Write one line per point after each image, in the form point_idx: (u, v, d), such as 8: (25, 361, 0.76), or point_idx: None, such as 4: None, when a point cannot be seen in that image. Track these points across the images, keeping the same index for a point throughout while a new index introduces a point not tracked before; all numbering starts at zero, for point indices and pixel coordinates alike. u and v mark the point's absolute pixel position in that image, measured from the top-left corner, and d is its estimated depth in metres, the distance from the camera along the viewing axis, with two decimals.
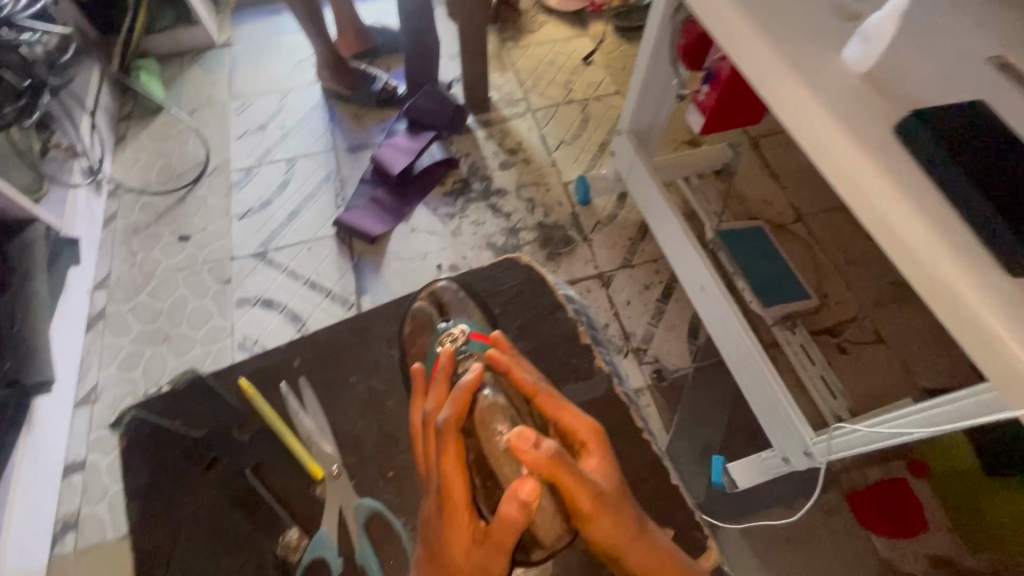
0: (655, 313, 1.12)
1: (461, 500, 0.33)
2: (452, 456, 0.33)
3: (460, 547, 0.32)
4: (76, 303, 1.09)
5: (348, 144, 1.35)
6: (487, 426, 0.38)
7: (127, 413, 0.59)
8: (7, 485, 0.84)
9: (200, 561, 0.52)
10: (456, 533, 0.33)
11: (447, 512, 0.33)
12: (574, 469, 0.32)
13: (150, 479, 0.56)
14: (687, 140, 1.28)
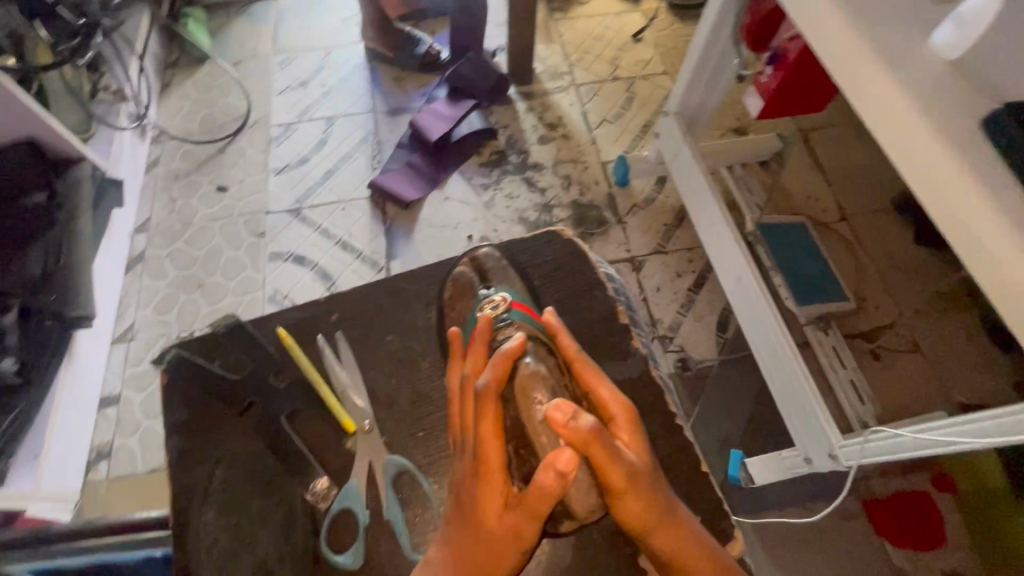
0: (685, 302, 1.10)
1: (497, 464, 0.36)
2: (491, 421, 0.36)
3: (494, 507, 0.36)
4: (117, 243, 1.12)
5: (388, 106, 1.34)
6: (527, 394, 0.40)
7: (168, 351, 0.59)
8: (49, 412, 0.87)
9: (233, 502, 0.53)
10: (491, 495, 0.36)
11: (482, 473, 0.36)
12: (607, 445, 0.34)
13: (186, 418, 0.56)
14: (735, 127, 1.23)
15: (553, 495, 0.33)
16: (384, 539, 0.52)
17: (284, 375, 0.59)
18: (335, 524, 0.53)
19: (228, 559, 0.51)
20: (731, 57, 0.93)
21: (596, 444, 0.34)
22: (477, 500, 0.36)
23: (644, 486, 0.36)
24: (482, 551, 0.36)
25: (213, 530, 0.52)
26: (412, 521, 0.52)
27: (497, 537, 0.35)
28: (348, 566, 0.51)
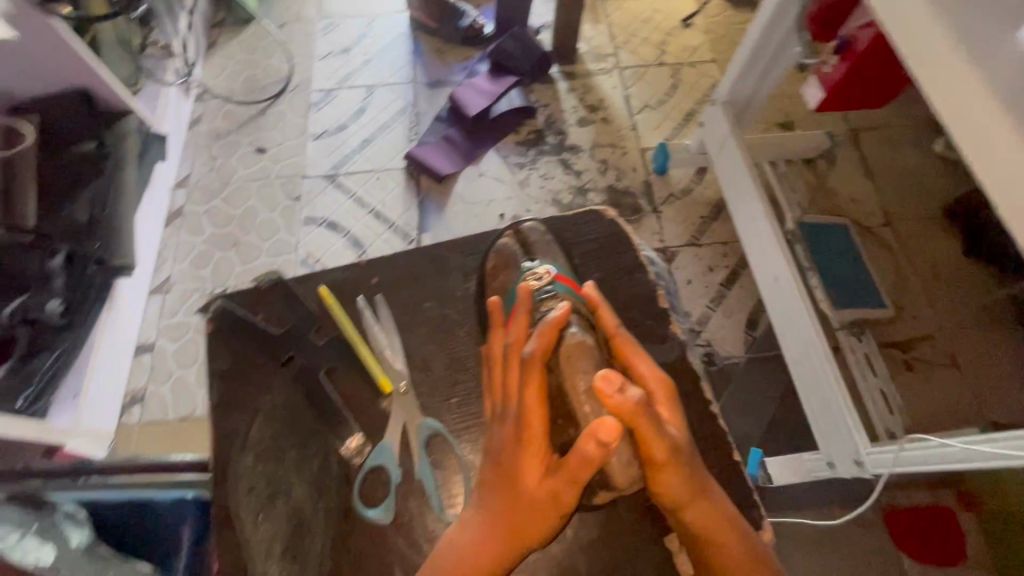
0: (715, 297, 1.09)
1: (539, 430, 0.41)
2: (534, 388, 0.42)
3: (535, 470, 0.41)
4: (158, 196, 1.15)
5: (428, 78, 1.33)
6: (572, 362, 0.45)
7: (214, 301, 0.61)
8: (89, 354, 0.90)
9: (270, 450, 0.55)
10: (533, 458, 0.41)
11: (525, 438, 0.42)
12: (646, 417, 0.40)
13: (229, 366, 0.58)
14: (781, 122, 1.19)
15: (593, 462, 0.38)
16: (413, 497, 0.53)
17: (324, 332, 0.60)
18: (367, 480, 0.54)
19: (264, 504, 0.53)
20: (791, 46, 0.89)
21: (633, 416, 0.39)
22: (519, 462, 0.42)
23: (673, 453, 0.41)
24: (523, 508, 0.41)
25: (251, 475, 0.54)
26: (443, 482, 0.54)
27: (537, 498, 0.41)
28: (379, 519, 0.52)
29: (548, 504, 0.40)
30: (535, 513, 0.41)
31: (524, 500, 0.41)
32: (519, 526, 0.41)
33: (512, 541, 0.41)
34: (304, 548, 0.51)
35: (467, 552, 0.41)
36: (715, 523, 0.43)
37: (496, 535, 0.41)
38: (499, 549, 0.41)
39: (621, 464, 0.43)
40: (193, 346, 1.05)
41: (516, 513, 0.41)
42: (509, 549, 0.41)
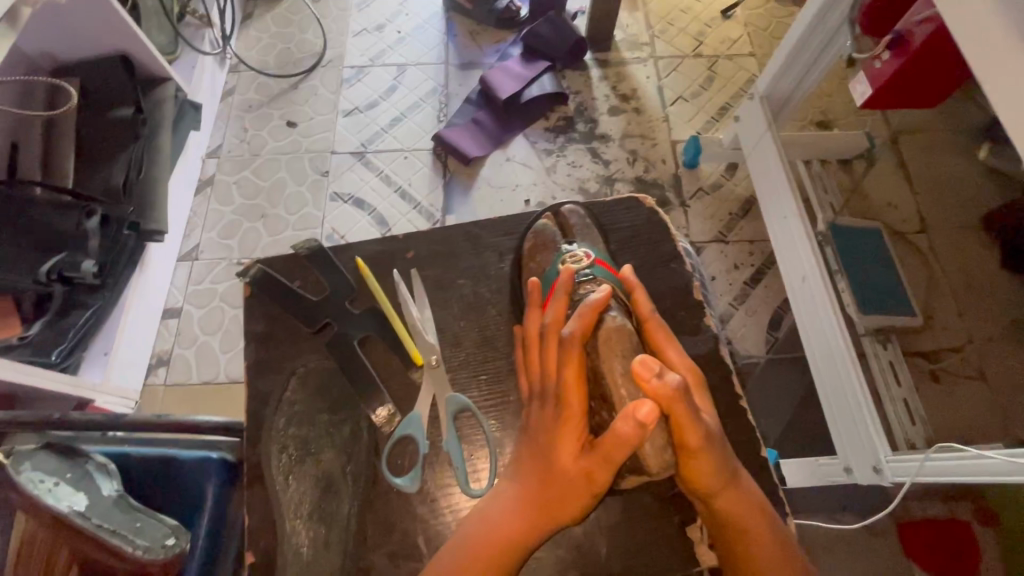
0: (739, 295, 1.07)
1: (576, 409, 0.43)
2: (573, 370, 0.43)
3: (571, 448, 0.43)
4: (190, 164, 1.16)
5: (459, 60, 1.32)
6: (610, 343, 0.46)
7: (252, 266, 0.62)
8: (119, 314, 0.92)
9: (304, 415, 0.56)
10: (569, 438, 0.43)
11: (562, 418, 0.43)
12: (683, 404, 0.41)
13: (266, 329, 0.60)
14: (817, 121, 1.16)
15: (630, 444, 0.39)
16: (439, 466, 0.55)
17: (359, 302, 0.62)
18: (395, 449, 0.55)
19: (296, 464, 0.54)
20: (840, 38, 0.85)
21: (670, 402, 0.41)
22: (555, 441, 0.44)
23: (705, 440, 0.43)
24: (558, 484, 0.43)
25: (282, 436, 0.55)
26: (468, 455, 0.55)
27: (572, 475, 0.43)
28: (407, 487, 0.53)
29: (583, 482, 0.42)
30: (570, 489, 0.43)
31: (559, 477, 0.43)
32: (553, 501, 0.43)
33: (546, 512, 0.43)
34: (331, 511, 0.53)
35: (504, 521, 0.44)
36: (737, 505, 0.46)
37: (531, 507, 0.44)
38: (533, 520, 0.43)
39: (654, 450, 0.43)
40: (219, 314, 1.07)
41: (551, 488, 0.43)
42: (542, 521, 0.43)
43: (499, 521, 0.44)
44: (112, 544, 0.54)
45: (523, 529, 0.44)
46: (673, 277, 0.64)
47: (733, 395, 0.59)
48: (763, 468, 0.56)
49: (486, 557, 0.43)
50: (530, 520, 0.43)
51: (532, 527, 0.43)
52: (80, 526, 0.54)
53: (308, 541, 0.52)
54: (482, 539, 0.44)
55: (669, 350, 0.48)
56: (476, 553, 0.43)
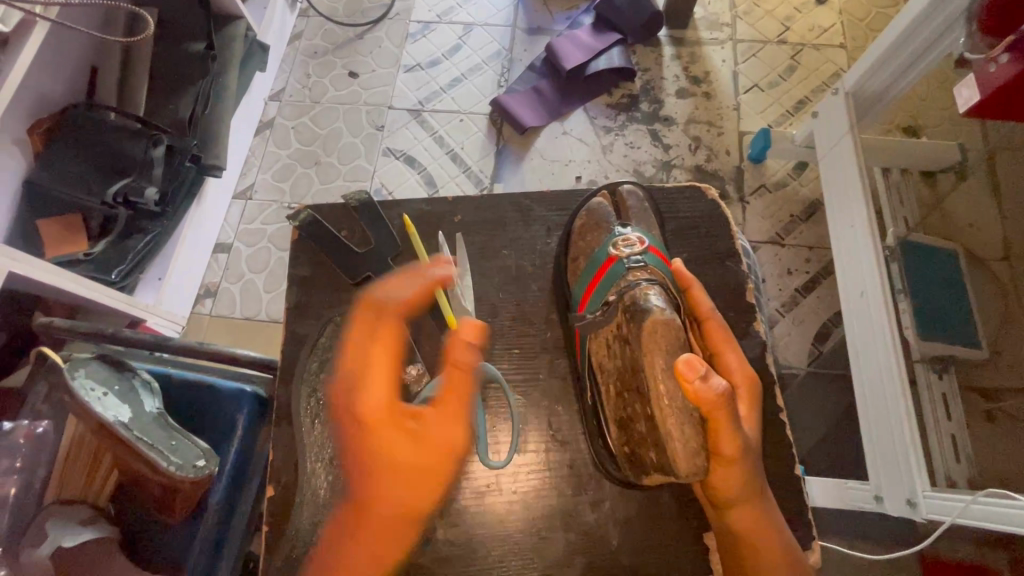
0: (788, 302, 1.02)
1: (386, 400, 0.48)
2: (387, 364, 0.50)
3: (392, 440, 0.47)
4: (253, 104, 1.18)
5: (528, 24, 1.27)
6: (655, 337, 0.45)
7: (303, 211, 0.62)
8: (176, 242, 0.95)
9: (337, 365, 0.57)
10: (390, 430, 0.47)
11: (375, 419, 0.47)
12: (727, 411, 0.41)
13: (311, 273, 0.62)
14: (903, 126, 1.06)
15: (460, 399, 0.48)
16: None
17: (402, 260, 0.62)
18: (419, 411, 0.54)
19: (322, 410, 0.56)
20: (956, 32, 0.77)
21: (713, 407, 0.41)
22: (378, 440, 0.47)
23: (740, 450, 0.42)
24: (396, 475, 0.46)
25: (312, 380, 0.56)
26: (490, 426, 0.56)
27: (412, 462, 0.46)
28: None
29: (429, 458, 0.46)
30: (413, 477, 0.46)
31: (403, 469, 0.46)
32: (406, 494, 0.46)
33: (401, 505, 0.47)
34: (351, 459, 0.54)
35: (367, 527, 0.47)
36: (757, 524, 0.45)
37: (390, 505, 0.46)
38: (391, 518, 0.47)
39: (687, 453, 0.42)
40: (266, 255, 1.11)
41: (400, 481, 0.46)
42: (401, 514, 0.47)
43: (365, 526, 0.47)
44: (148, 457, 0.57)
45: (384, 536, 0.47)
46: (725, 276, 0.61)
47: (771, 403, 0.57)
48: (791, 486, 0.54)
49: (361, 556, 0.47)
50: (390, 520, 0.47)
51: (394, 522, 0.47)
52: (122, 435, 0.57)
53: (326, 485, 0.53)
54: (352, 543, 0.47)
55: (723, 353, 0.48)
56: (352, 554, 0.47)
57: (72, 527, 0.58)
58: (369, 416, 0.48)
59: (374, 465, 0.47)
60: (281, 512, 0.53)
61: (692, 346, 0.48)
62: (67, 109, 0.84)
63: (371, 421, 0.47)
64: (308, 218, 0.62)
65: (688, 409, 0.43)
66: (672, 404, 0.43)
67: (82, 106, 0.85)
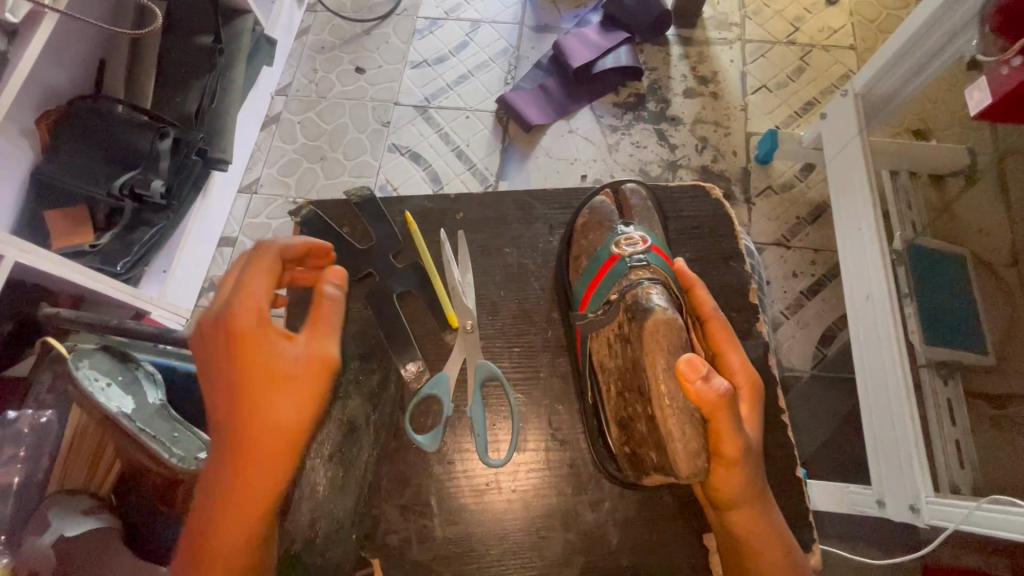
0: (792, 305, 1.02)
1: (263, 312, 0.44)
2: (261, 279, 0.46)
3: (274, 350, 0.43)
4: (259, 98, 1.18)
5: (535, 22, 1.27)
6: (655, 336, 0.44)
7: (305, 208, 0.61)
8: (181, 235, 0.96)
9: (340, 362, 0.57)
10: (271, 342, 0.44)
11: (251, 329, 0.43)
12: (730, 412, 0.41)
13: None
14: (913, 129, 1.02)
15: (330, 318, 0.47)
16: (460, 429, 0.55)
17: (403, 257, 0.61)
18: (420, 407, 0.56)
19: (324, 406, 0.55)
20: (968, 34, 0.77)
21: (714, 408, 0.40)
22: (257, 351, 0.43)
23: (743, 452, 0.42)
24: (277, 386, 0.43)
25: None
26: (491, 423, 0.56)
27: (296, 374, 0.43)
28: (425, 446, 0.53)
29: (309, 372, 0.44)
30: (293, 390, 0.43)
31: (281, 385, 0.43)
32: (285, 414, 0.42)
33: (283, 431, 0.42)
34: (350, 456, 0.54)
35: (243, 464, 0.41)
36: (758, 527, 0.44)
37: (271, 434, 0.41)
38: (272, 441, 0.41)
39: (688, 454, 0.42)
40: None
41: (279, 400, 0.42)
42: (284, 443, 0.42)
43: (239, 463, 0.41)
44: (150, 447, 0.57)
45: (265, 464, 0.41)
46: (729, 276, 0.61)
47: (773, 406, 0.57)
48: (792, 489, 0.54)
49: (238, 502, 0.40)
50: (269, 443, 0.41)
51: (269, 449, 0.41)
52: (125, 427, 0.57)
53: (325, 481, 0.53)
54: (224, 488, 0.40)
55: (727, 353, 0.48)
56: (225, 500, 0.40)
57: (75, 517, 0.59)
58: (233, 338, 0.43)
59: (246, 391, 0.42)
60: None
61: (695, 346, 0.48)
62: (73, 101, 0.85)
63: (236, 341, 0.43)
64: (309, 214, 0.61)
65: (688, 410, 0.42)
66: (673, 404, 0.43)
67: (90, 99, 0.85)
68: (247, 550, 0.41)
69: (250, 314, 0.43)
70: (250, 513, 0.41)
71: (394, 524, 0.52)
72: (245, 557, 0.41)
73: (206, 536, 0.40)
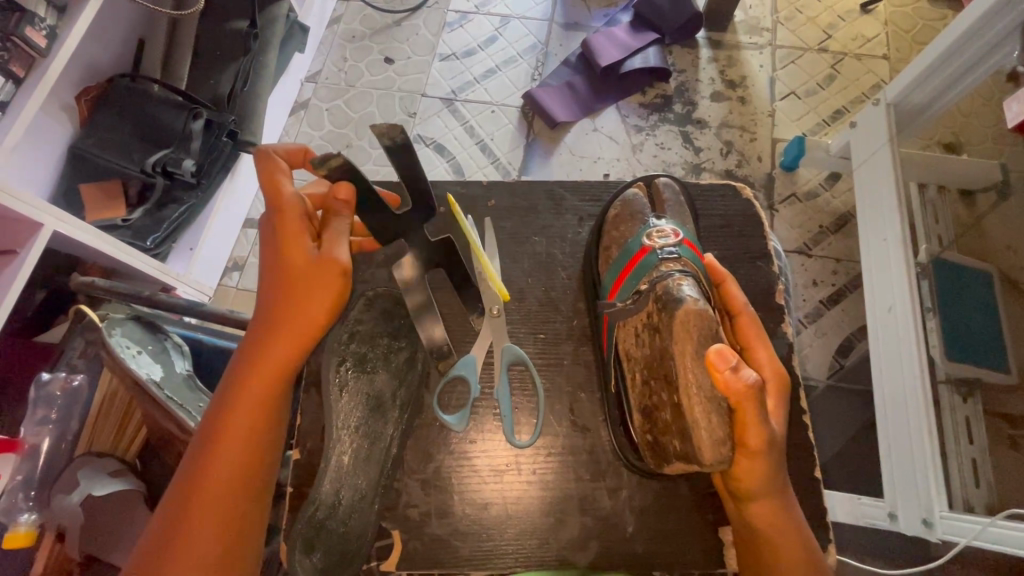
0: (812, 313, 1.01)
1: (289, 213, 0.46)
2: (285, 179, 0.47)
3: (297, 247, 0.46)
4: (290, 85, 1.19)
5: (565, 19, 1.27)
6: (687, 326, 0.45)
7: (336, 155, 0.47)
8: (211, 211, 0.96)
9: (374, 335, 0.54)
10: (294, 241, 0.46)
11: (282, 227, 0.46)
12: (757, 403, 0.42)
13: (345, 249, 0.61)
14: (946, 142, 1.00)
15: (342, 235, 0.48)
16: (482, 412, 0.56)
17: (437, 232, 0.55)
18: (445, 387, 0.57)
19: (351, 378, 0.52)
20: (1011, 44, 0.76)
21: (741, 397, 0.41)
22: (285, 248, 0.46)
23: (766, 444, 0.43)
24: (300, 282, 0.46)
25: (342, 350, 0.53)
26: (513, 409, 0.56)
27: (311, 272, 0.46)
28: (453, 426, 0.55)
29: (323, 274, 0.46)
30: (310, 287, 0.46)
31: (297, 295, 0.46)
32: (300, 320, 0.46)
33: (297, 331, 0.46)
34: (375, 430, 0.52)
35: (252, 364, 0.46)
36: (779, 522, 0.45)
37: (277, 339, 0.46)
38: (290, 331, 0.46)
39: (711, 441, 0.43)
40: None
41: (286, 310, 0.46)
42: (295, 344, 0.46)
43: (258, 351, 0.46)
44: (177, 416, 0.62)
45: (283, 352, 0.46)
46: (756, 276, 0.61)
47: (796, 407, 0.56)
48: (809, 491, 0.54)
49: (247, 399, 0.45)
50: (289, 333, 0.46)
51: (289, 340, 0.46)
52: (165, 401, 0.62)
53: (350, 453, 0.50)
54: (239, 385, 0.46)
55: (754, 348, 0.49)
56: (244, 381, 0.46)
57: (102, 478, 0.62)
58: (266, 242, 0.48)
59: (279, 283, 0.46)
60: (304, 476, 0.54)
61: (725, 339, 0.49)
62: (113, 78, 0.87)
63: (268, 243, 0.47)
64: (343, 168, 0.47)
65: (716, 400, 0.43)
66: (700, 393, 0.44)
67: (129, 77, 0.87)
68: (247, 446, 0.45)
69: (276, 220, 0.46)
70: (253, 410, 0.45)
71: (415, 498, 0.54)
72: (242, 453, 0.45)
73: (217, 426, 0.45)
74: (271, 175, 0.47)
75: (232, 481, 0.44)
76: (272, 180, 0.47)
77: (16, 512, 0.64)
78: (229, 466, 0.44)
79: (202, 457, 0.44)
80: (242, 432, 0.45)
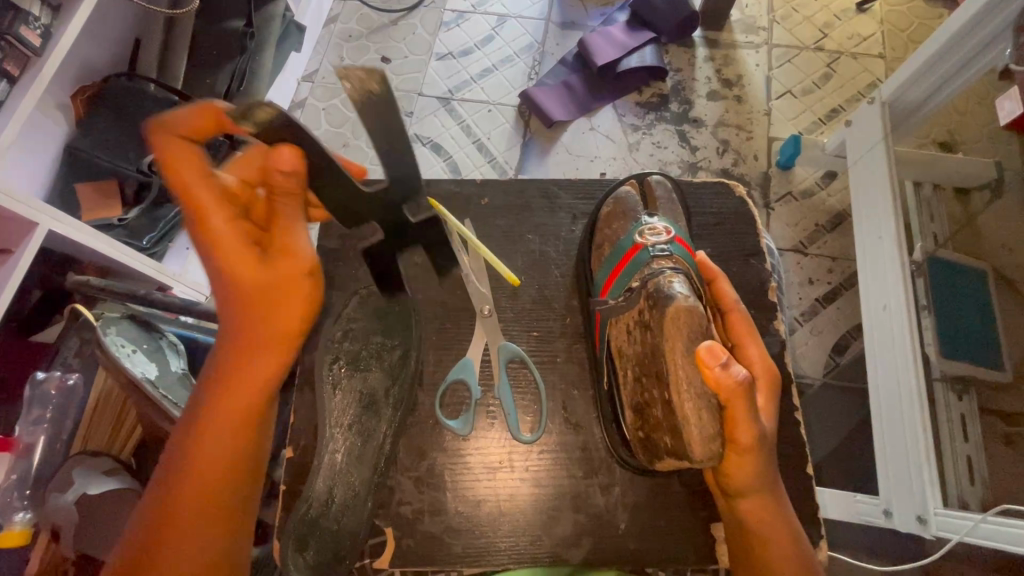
0: (808, 312, 1.01)
1: (216, 213, 0.38)
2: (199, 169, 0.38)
3: (239, 254, 0.39)
4: (286, 84, 1.19)
5: (561, 18, 1.27)
6: (677, 323, 0.45)
7: (263, 106, 0.39)
8: None
9: (367, 334, 0.56)
10: (233, 246, 0.39)
11: (213, 231, 0.38)
12: (746, 399, 0.42)
13: (338, 247, 0.61)
14: (940, 141, 1.02)
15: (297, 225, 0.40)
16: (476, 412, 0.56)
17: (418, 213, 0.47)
18: (448, 392, 0.57)
19: (344, 376, 0.54)
20: (1002, 43, 0.77)
21: (730, 394, 0.41)
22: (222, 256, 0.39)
23: (757, 440, 0.43)
24: (252, 295, 0.39)
25: (335, 349, 0.55)
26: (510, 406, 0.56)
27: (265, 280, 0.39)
28: (459, 430, 0.55)
29: (282, 281, 0.39)
30: (266, 298, 0.39)
31: (250, 311, 0.39)
32: (259, 338, 0.40)
33: (259, 351, 0.40)
34: (368, 428, 0.52)
35: (213, 395, 0.40)
36: (768, 518, 0.45)
37: (236, 364, 0.40)
38: (251, 352, 0.40)
39: (701, 437, 0.43)
40: None
41: (243, 329, 0.40)
42: (270, 362, 0.40)
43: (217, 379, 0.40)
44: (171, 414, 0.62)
45: (244, 376, 0.40)
46: (749, 273, 0.61)
47: (787, 404, 0.57)
48: (802, 488, 0.54)
49: (210, 435, 0.40)
50: (251, 353, 0.40)
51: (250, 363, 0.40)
52: (162, 400, 0.62)
53: (343, 449, 0.52)
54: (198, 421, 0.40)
55: (745, 345, 0.49)
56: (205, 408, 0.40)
57: (97, 476, 0.62)
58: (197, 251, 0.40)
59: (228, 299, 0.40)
60: (297, 474, 0.54)
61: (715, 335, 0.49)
62: (109, 77, 0.86)
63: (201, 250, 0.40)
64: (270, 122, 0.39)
65: (706, 396, 0.44)
66: (690, 389, 0.44)
67: (125, 77, 0.87)
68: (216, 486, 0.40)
69: (200, 221, 0.38)
70: (218, 447, 0.40)
71: (408, 495, 0.54)
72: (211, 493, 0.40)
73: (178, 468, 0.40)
74: (183, 169, 0.38)
75: (205, 522, 0.40)
76: (182, 175, 0.38)
77: (11, 511, 0.65)
78: (200, 508, 0.40)
79: (166, 497, 0.40)
80: (210, 463, 0.40)
